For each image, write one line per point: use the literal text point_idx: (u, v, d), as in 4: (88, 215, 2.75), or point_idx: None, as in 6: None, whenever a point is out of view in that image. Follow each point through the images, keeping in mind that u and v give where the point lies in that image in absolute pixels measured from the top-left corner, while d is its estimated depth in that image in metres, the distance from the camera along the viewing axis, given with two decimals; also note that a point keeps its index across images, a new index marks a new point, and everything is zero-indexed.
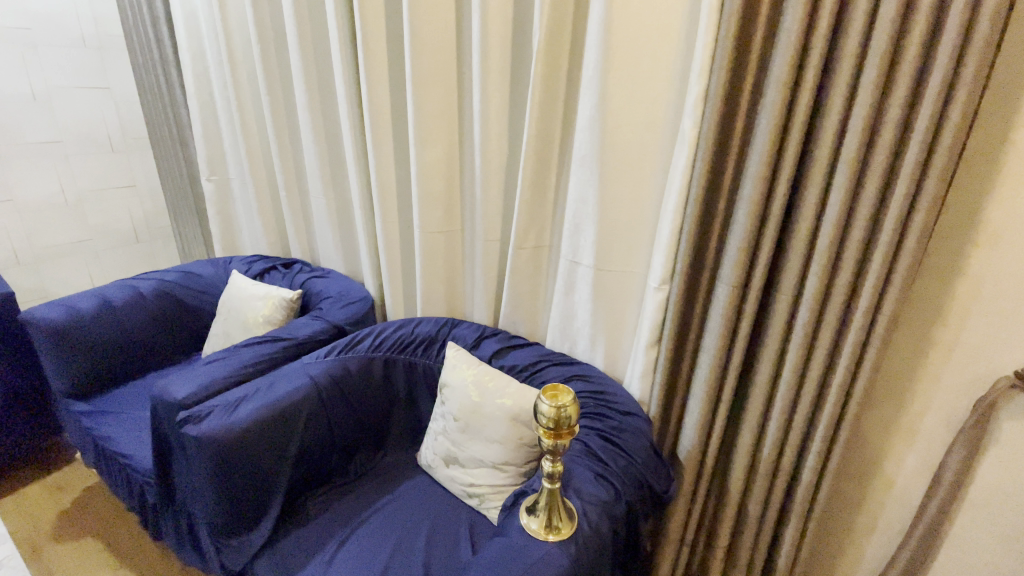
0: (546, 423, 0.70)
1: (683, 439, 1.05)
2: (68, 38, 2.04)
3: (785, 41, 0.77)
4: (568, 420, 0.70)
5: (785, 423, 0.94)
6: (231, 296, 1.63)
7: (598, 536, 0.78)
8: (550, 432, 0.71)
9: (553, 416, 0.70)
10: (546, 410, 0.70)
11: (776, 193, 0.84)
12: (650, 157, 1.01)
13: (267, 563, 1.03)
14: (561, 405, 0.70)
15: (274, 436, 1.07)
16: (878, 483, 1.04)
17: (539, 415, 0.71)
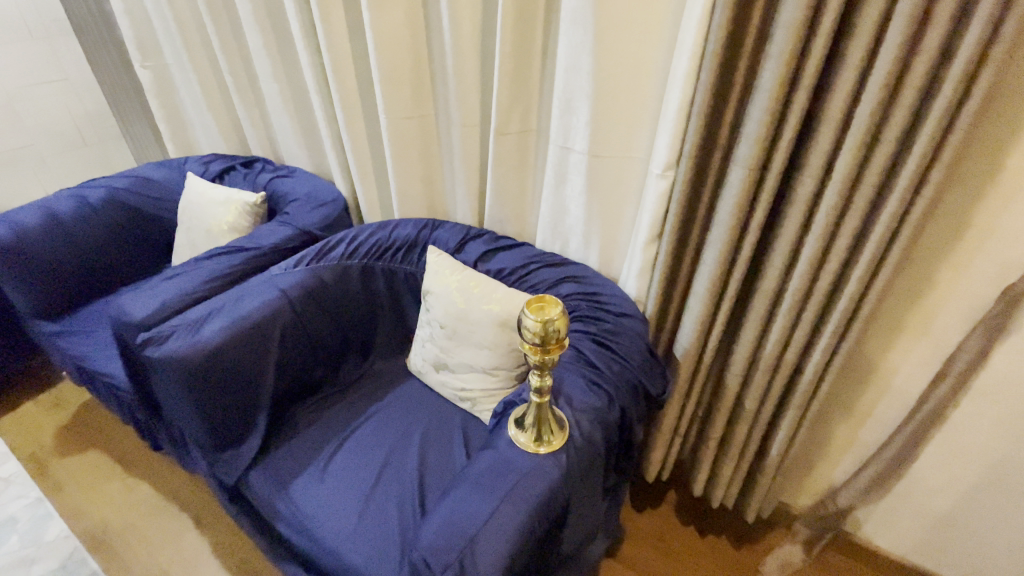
0: (533, 340, 0.63)
1: (681, 339, 1.00)
2: None
3: None
4: (556, 336, 0.62)
5: (793, 319, 0.88)
6: (189, 202, 1.48)
7: (591, 444, 0.75)
8: (537, 350, 0.63)
9: (541, 332, 0.62)
10: (532, 326, 0.62)
11: (813, 49, 0.67)
12: (656, 9, 0.81)
13: (262, 473, 1.01)
14: (548, 319, 0.62)
15: (248, 353, 1.00)
16: (881, 374, 1.01)
17: (524, 332, 0.63)
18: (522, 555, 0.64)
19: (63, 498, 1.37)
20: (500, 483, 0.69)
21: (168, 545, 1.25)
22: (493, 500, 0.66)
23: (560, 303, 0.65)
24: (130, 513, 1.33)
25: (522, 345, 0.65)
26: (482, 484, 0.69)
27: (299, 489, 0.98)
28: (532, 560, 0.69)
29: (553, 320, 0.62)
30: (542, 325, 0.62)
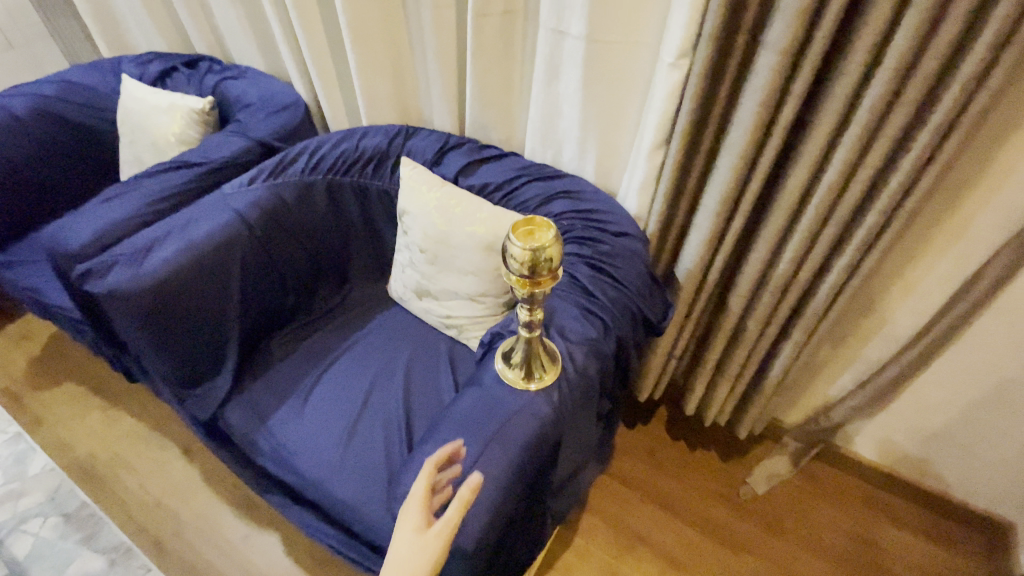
0: (519, 271, 0.53)
1: (684, 259, 0.91)
2: None
3: None
4: (547, 267, 0.53)
5: (811, 236, 0.78)
6: (127, 110, 1.29)
7: (586, 378, 0.68)
8: (525, 282, 0.54)
9: (529, 262, 0.52)
10: (518, 254, 0.53)
11: None
12: None
13: (238, 407, 0.95)
14: (538, 246, 0.52)
15: (206, 284, 0.91)
16: (895, 291, 0.94)
17: (510, 262, 0.53)
18: (513, 496, 0.60)
19: (44, 431, 1.34)
20: (487, 422, 0.63)
21: (158, 474, 1.25)
22: (480, 441, 0.61)
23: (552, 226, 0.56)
24: (115, 444, 1.31)
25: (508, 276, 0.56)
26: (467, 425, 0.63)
27: (278, 425, 0.93)
28: (524, 497, 0.65)
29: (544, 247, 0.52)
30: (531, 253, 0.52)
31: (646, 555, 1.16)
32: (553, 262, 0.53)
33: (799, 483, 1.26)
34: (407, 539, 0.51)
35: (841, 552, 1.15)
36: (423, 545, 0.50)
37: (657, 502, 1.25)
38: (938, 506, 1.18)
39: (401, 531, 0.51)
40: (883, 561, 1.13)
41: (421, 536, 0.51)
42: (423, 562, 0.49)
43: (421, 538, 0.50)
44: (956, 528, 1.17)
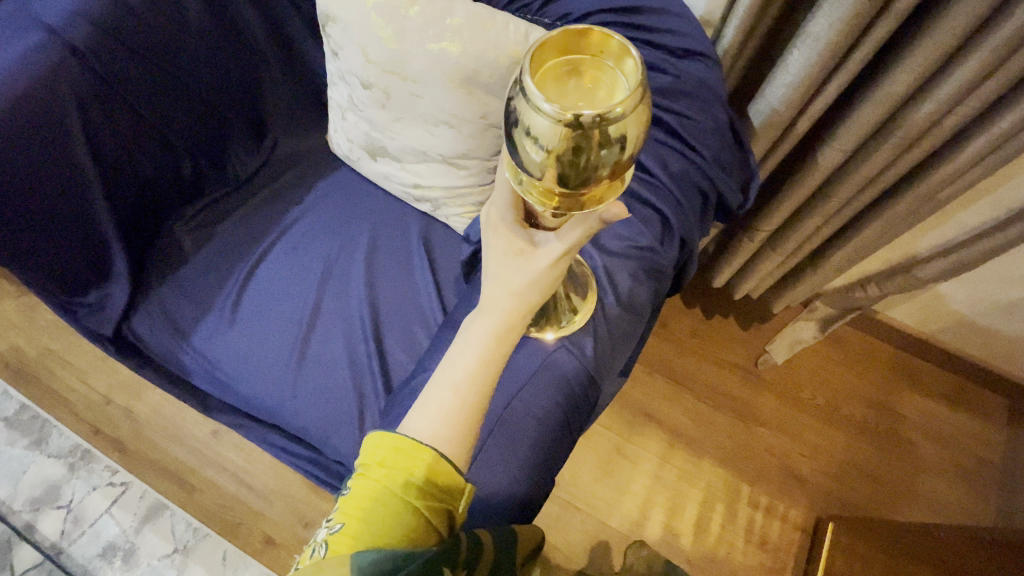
0: (559, 166, 0.29)
1: (771, 90, 0.60)
2: None
3: None
4: (616, 158, 0.29)
5: (1007, 54, 0.47)
6: None
7: (633, 300, 0.50)
8: (567, 186, 0.30)
9: (584, 148, 0.28)
10: (560, 134, 0.27)
11: None
12: None
13: (147, 317, 0.73)
14: (607, 114, 0.27)
15: (37, 153, 0.59)
16: None
17: (541, 150, 0.28)
18: (543, 473, 0.48)
19: None
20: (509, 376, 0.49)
21: (98, 369, 1.08)
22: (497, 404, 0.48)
23: (617, 63, 0.30)
24: (37, 335, 1.11)
25: (526, 171, 0.31)
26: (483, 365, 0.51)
27: (204, 340, 0.71)
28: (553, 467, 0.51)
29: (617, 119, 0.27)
30: (590, 132, 0.27)
31: (654, 433, 1.07)
32: (629, 147, 0.29)
33: (824, 350, 1.14)
34: (505, 259, 0.41)
35: (857, 420, 1.09)
36: (529, 261, 0.41)
37: (667, 377, 1.12)
38: (968, 371, 1.10)
39: (492, 253, 0.42)
40: (900, 427, 1.08)
41: (520, 258, 0.41)
42: (532, 281, 0.40)
43: (522, 261, 0.41)
44: (978, 391, 1.11)
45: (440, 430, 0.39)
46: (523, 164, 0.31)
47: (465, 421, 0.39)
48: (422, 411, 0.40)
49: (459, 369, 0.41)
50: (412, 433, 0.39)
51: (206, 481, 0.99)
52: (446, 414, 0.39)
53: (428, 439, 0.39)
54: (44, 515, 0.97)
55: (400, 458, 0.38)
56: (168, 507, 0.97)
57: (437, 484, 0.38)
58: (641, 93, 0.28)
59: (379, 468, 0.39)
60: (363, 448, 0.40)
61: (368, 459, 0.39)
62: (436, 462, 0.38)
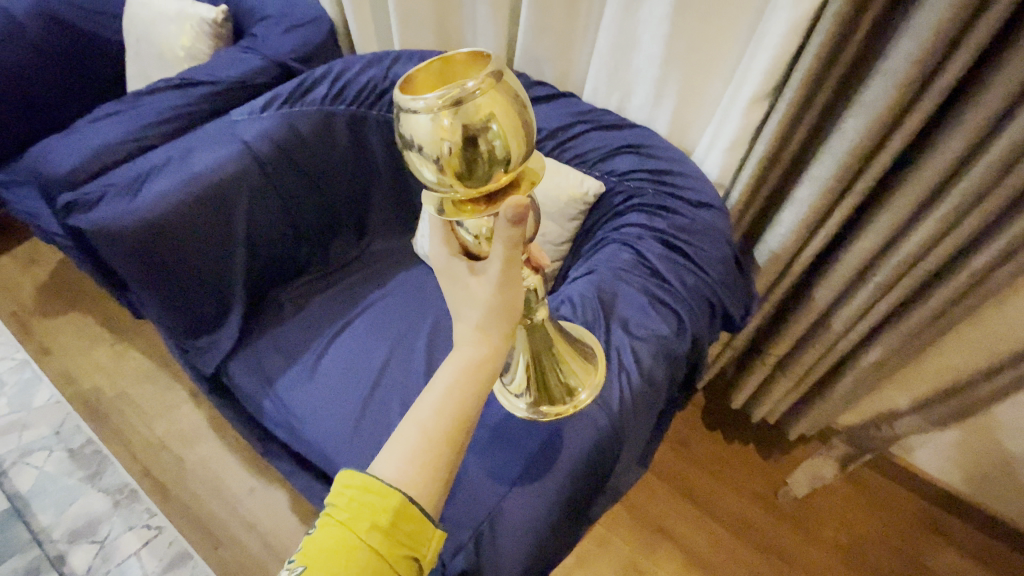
0: (449, 162, 0.36)
1: (772, 237, 0.76)
2: None
3: None
4: (491, 129, 0.36)
5: (945, 228, 0.62)
6: (134, 19, 1.14)
7: (652, 386, 0.57)
8: (467, 182, 0.37)
9: (460, 138, 0.35)
10: (438, 134, 0.36)
11: None
12: None
13: (242, 363, 0.87)
14: (465, 93, 0.35)
15: (208, 225, 0.79)
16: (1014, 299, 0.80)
17: (430, 155, 0.36)
18: (563, 511, 0.54)
19: (49, 360, 1.31)
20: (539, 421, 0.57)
21: (162, 415, 1.21)
22: (520, 463, 0.55)
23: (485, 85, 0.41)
24: (119, 380, 1.27)
25: (436, 186, 0.39)
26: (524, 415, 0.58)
27: (286, 387, 0.84)
28: (572, 514, 0.56)
29: (477, 101, 0.36)
30: (459, 119, 0.35)
31: (670, 552, 1.07)
32: (501, 119, 0.36)
33: (845, 490, 1.15)
34: (458, 297, 0.46)
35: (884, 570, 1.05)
36: (473, 293, 0.44)
37: (685, 496, 1.14)
38: (997, 530, 1.08)
39: (449, 295, 0.47)
40: None
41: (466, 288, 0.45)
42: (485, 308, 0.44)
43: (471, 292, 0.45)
44: (1017, 557, 1.06)
45: (406, 469, 0.42)
46: (431, 182, 0.39)
47: (427, 463, 0.42)
48: (389, 451, 0.43)
49: (425, 411, 0.43)
50: (381, 474, 0.42)
51: (230, 538, 1.03)
52: (412, 454, 0.42)
53: (395, 481, 0.41)
54: (77, 548, 1.02)
55: (370, 499, 0.40)
56: (191, 557, 1.01)
57: (404, 531, 0.40)
58: (497, 90, 0.37)
59: (348, 505, 0.40)
60: (333, 488, 0.42)
61: (336, 500, 0.41)
62: (406, 504, 0.40)
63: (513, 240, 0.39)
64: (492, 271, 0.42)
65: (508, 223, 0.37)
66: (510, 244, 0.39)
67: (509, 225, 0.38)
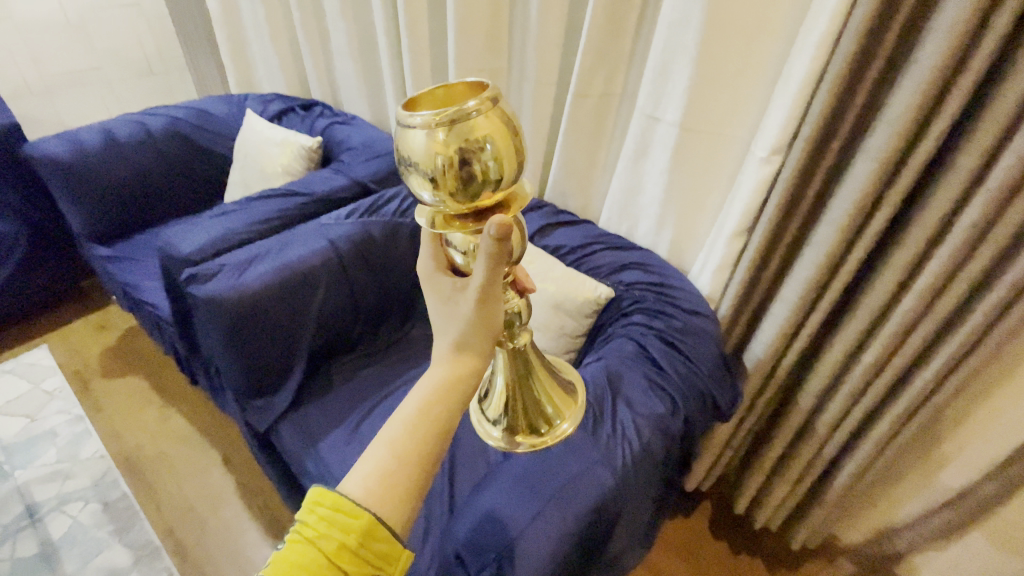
0: (443, 178, 0.41)
1: (757, 344, 0.90)
2: None
3: None
4: (484, 144, 0.40)
5: (894, 345, 0.76)
6: (246, 140, 1.43)
7: (649, 454, 0.68)
8: (459, 197, 0.42)
9: (453, 156, 0.40)
10: (435, 151, 0.41)
11: (987, 40, 0.55)
12: None
13: (291, 424, 0.99)
14: (463, 113, 0.40)
15: (290, 303, 0.97)
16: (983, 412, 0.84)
17: (426, 171, 0.41)
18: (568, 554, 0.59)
19: (101, 417, 1.44)
20: (557, 471, 0.63)
21: (193, 478, 1.29)
22: (537, 501, 0.60)
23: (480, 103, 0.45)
24: (160, 441, 1.38)
25: (432, 201, 0.44)
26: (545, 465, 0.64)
27: (327, 448, 0.94)
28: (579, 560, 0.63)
29: (471, 122, 0.40)
30: (455, 140, 0.40)
31: None
32: (494, 141, 0.41)
33: None
34: (445, 313, 0.52)
35: None
36: (456, 308, 0.50)
37: None
38: None
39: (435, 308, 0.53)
40: None
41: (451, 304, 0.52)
42: (465, 321, 0.49)
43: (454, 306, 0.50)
44: None
45: (372, 490, 0.45)
46: (427, 196, 0.44)
47: (391, 483, 0.46)
48: (356, 474, 0.46)
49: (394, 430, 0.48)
50: (347, 493, 0.45)
51: None
52: (378, 474, 0.46)
53: (362, 500, 0.45)
54: None
55: (340, 518, 0.44)
56: None
57: (370, 549, 0.44)
58: (491, 114, 0.42)
59: (318, 523, 0.44)
60: (305, 506, 0.45)
61: (309, 517, 0.45)
62: (373, 525, 0.44)
63: (495, 257, 0.43)
64: (473, 286, 0.47)
65: (492, 241, 0.42)
66: (491, 261, 0.43)
67: (493, 242, 0.42)
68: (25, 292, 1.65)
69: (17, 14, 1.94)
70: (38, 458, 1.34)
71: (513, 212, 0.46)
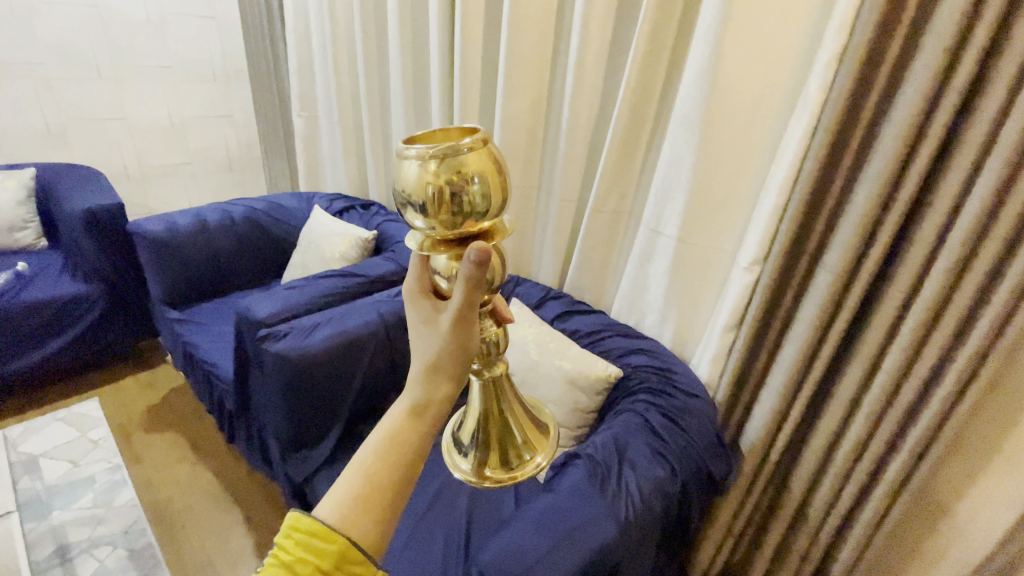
0: (428, 207, 0.36)
1: (750, 429, 1.00)
2: (193, 21, 2.37)
3: (947, 13, 0.65)
4: (474, 178, 0.36)
5: (868, 430, 0.86)
6: (312, 230, 1.69)
7: (649, 512, 0.77)
8: (446, 228, 0.37)
9: (440, 186, 0.35)
10: (422, 179, 0.36)
11: (903, 189, 0.74)
12: (757, 138, 0.93)
13: (327, 477, 1.10)
14: (455, 147, 0.36)
15: (341, 364, 1.12)
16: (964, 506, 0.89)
17: (410, 197, 0.36)
18: None
19: (138, 469, 1.55)
20: (568, 516, 0.74)
21: (215, 534, 1.35)
22: (549, 539, 0.70)
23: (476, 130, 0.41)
24: (188, 496, 1.46)
25: (417, 229, 0.39)
26: (558, 509, 0.75)
27: None
28: None
29: (465, 154, 0.36)
30: (446, 170, 0.36)
31: None
32: (487, 175, 0.36)
33: None
34: (421, 334, 0.46)
35: None
36: (432, 333, 0.44)
37: None
38: None
39: (413, 327, 0.46)
40: None
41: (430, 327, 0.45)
42: (438, 346, 0.44)
43: (430, 330, 0.45)
44: None
45: (347, 514, 0.44)
46: (412, 225, 0.39)
47: (366, 507, 0.44)
48: (330, 498, 0.45)
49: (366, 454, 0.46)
50: (320, 517, 0.44)
51: None
52: (351, 498, 0.44)
53: (337, 525, 0.43)
54: None
55: (316, 542, 0.42)
56: None
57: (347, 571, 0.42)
58: (486, 148, 0.38)
59: (294, 549, 0.42)
60: (280, 531, 0.44)
61: (285, 542, 0.43)
62: (348, 548, 0.42)
63: (473, 283, 0.38)
64: (450, 309, 0.42)
65: (472, 266, 0.37)
66: (469, 287, 0.38)
67: (473, 267, 0.37)
68: (92, 348, 1.86)
69: (136, 120, 2.37)
70: (77, 500, 1.43)
71: (497, 245, 0.41)
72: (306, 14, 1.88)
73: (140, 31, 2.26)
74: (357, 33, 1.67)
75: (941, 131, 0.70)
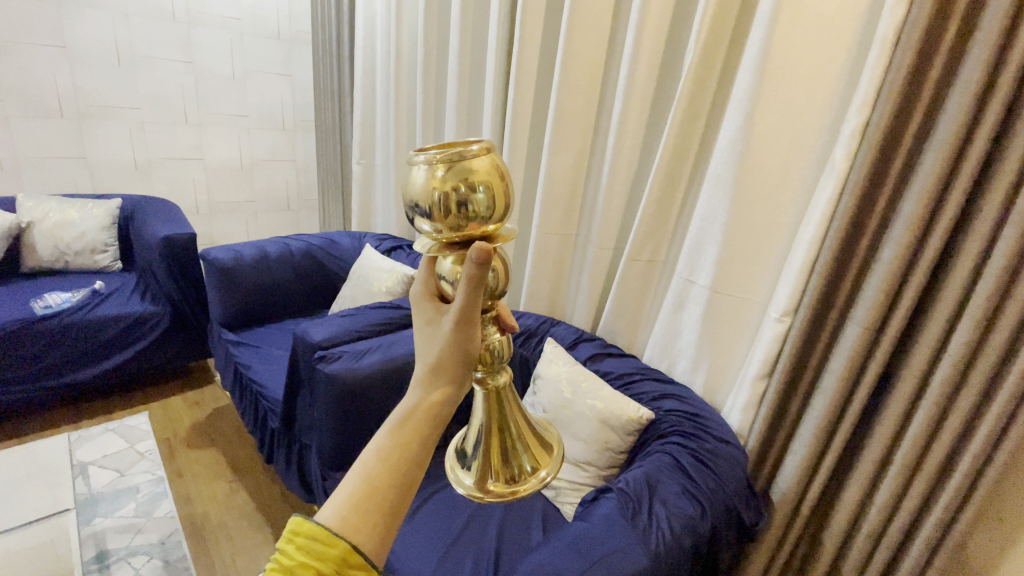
0: (438, 213, 0.45)
1: (780, 481, 1.00)
2: (271, 78, 2.68)
3: (959, 97, 0.73)
4: (477, 185, 0.44)
5: (901, 485, 0.86)
6: (362, 265, 1.82)
7: (678, 548, 0.81)
8: (453, 231, 0.46)
9: (446, 194, 0.44)
10: (431, 189, 0.44)
11: (927, 249, 0.79)
12: (786, 198, 1.00)
13: None
14: (460, 158, 0.45)
15: (386, 389, 1.19)
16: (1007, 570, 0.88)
17: (423, 206, 0.45)
18: None
19: (179, 482, 1.62)
20: (599, 546, 0.76)
21: (246, 551, 1.39)
22: (583, 563, 0.73)
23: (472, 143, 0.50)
24: (223, 513, 1.52)
25: (428, 233, 0.47)
26: (590, 539, 0.78)
27: None
28: None
29: (465, 166, 0.45)
30: (451, 180, 0.44)
31: None
32: (485, 181, 0.45)
33: None
34: (425, 333, 0.50)
35: None
36: (437, 329, 0.49)
37: None
38: None
39: (416, 327, 0.51)
40: None
41: (430, 325, 0.50)
42: (443, 342, 0.48)
43: (436, 329, 0.49)
44: None
45: (346, 516, 0.43)
46: (424, 230, 0.48)
47: (366, 508, 0.43)
48: (334, 500, 0.44)
49: (370, 456, 0.46)
50: (322, 520, 0.43)
51: None
52: (352, 502, 0.44)
53: (338, 528, 0.43)
54: None
55: (318, 546, 0.41)
56: None
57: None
58: (484, 158, 0.46)
59: (296, 553, 0.41)
60: (285, 531, 0.43)
61: (288, 544, 0.42)
62: (350, 554, 0.41)
63: (474, 282, 0.43)
64: (453, 308, 0.46)
65: (473, 265, 0.42)
66: (470, 286, 0.44)
67: (474, 266, 0.43)
68: (150, 364, 2.00)
69: (212, 160, 2.62)
70: (120, 508, 1.49)
71: (497, 244, 0.48)
72: (373, 74, 2.12)
73: (225, 84, 2.55)
74: (418, 92, 1.87)
75: (960, 198, 0.75)
